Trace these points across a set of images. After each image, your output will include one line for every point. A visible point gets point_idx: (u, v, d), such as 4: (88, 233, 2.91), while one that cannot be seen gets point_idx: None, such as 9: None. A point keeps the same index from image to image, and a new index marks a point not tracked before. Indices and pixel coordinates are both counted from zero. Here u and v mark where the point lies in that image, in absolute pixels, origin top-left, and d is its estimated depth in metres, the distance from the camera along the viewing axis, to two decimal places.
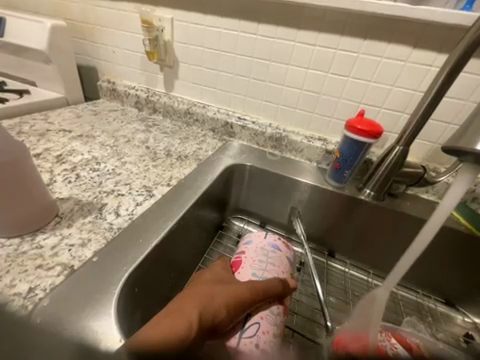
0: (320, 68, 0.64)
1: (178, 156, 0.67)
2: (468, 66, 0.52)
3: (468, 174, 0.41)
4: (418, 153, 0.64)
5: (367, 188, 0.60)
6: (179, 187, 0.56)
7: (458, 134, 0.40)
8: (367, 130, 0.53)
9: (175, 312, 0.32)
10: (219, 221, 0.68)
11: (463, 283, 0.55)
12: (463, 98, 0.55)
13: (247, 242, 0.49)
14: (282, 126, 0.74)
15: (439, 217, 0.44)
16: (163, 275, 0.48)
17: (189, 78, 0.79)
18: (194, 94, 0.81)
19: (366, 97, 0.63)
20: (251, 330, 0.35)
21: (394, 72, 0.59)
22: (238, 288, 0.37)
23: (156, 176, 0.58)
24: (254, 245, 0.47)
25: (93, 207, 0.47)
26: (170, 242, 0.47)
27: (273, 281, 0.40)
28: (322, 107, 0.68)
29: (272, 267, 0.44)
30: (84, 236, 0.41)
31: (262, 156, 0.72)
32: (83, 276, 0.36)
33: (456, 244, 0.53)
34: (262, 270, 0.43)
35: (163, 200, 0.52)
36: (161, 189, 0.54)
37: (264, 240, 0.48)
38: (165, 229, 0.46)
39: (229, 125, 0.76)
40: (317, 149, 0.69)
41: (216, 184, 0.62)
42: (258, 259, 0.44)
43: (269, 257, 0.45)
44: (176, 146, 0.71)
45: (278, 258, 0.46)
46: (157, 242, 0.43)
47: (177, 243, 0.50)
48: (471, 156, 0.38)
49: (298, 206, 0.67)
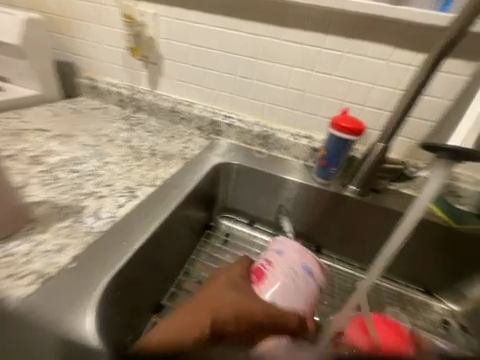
0: (305, 66, 0.65)
1: (163, 156, 0.66)
2: (447, 66, 0.56)
3: (443, 169, 0.43)
4: (400, 149, 0.65)
5: (352, 184, 0.63)
6: (164, 186, 0.55)
7: (435, 131, 0.42)
8: (350, 127, 0.56)
9: (187, 317, 0.38)
10: (206, 221, 0.68)
11: (441, 272, 0.58)
12: (439, 96, 0.58)
13: (279, 252, 0.46)
14: (270, 124, 0.74)
15: (417, 209, 0.46)
16: (148, 278, 0.47)
17: (172, 74, 0.77)
18: (179, 91, 0.79)
19: (350, 96, 0.65)
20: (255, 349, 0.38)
21: (376, 71, 0.60)
22: (250, 304, 0.40)
23: (140, 177, 0.57)
24: (286, 261, 0.45)
25: (71, 210, 0.45)
26: (155, 244, 0.46)
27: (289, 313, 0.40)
28: (308, 105, 0.69)
29: (297, 295, 0.42)
30: (63, 241, 0.40)
31: (249, 155, 0.71)
32: (63, 283, 0.35)
33: (435, 236, 0.56)
34: (283, 295, 0.42)
35: (146, 200, 0.50)
36: (145, 190, 0.53)
37: (298, 261, 0.45)
38: (149, 231, 0.45)
39: (216, 123, 0.76)
40: (303, 147, 0.70)
41: (203, 183, 0.61)
42: (285, 283, 0.42)
43: (299, 284, 0.43)
44: (160, 146, 0.69)
45: (307, 288, 0.44)
46: (140, 244, 0.42)
47: (161, 245, 0.49)
48: (448, 152, 0.40)
49: (285, 204, 0.67)
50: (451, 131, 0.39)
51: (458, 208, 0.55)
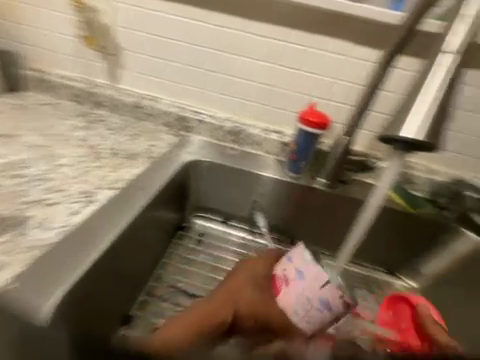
0: (272, 60, 0.66)
1: (125, 156, 0.61)
2: (400, 63, 0.62)
3: (395, 161, 0.48)
4: (363, 141, 0.69)
5: (322, 176, 0.66)
6: (130, 188, 0.54)
7: (389, 124, 0.45)
8: (316, 121, 0.59)
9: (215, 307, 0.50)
10: (177, 221, 0.66)
11: (401, 253, 0.62)
12: (393, 91, 0.64)
13: (299, 272, 0.47)
14: (242, 120, 0.73)
15: (377, 197, 0.51)
16: (111, 290, 0.48)
17: (132, 66, 0.71)
18: (142, 85, 0.73)
19: (317, 91, 0.66)
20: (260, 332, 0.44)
21: (337, 66, 0.64)
22: (270, 310, 0.48)
23: (99, 180, 0.54)
24: (306, 286, 0.46)
25: (13, 221, 0.46)
26: (112, 251, 0.46)
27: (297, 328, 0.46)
28: (276, 100, 0.69)
29: (309, 316, 0.46)
30: (4, 258, 0.41)
31: (221, 151, 0.70)
32: (8, 300, 0.38)
33: (397, 221, 0.60)
34: (300, 312, 0.46)
35: (105, 207, 0.50)
36: (104, 194, 0.52)
37: (318, 291, 0.45)
38: (105, 244, 0.45)
39: (185, 119, 0.72)
40: (274, 142, 0.71)
41: (173, 182, 0.60)
42: (297, 304, 0.46)
43: (311, 310, 0.46)
44: (123, 145, 0.65)
45: (320, 313, 0.46)
46: (93, 260, 0.43)
47: (121, 252, 0.48)
48: (403, 144, 0.43)
49: (259, 199, 0.67)
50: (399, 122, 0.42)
51: (414, 195, 0.61)
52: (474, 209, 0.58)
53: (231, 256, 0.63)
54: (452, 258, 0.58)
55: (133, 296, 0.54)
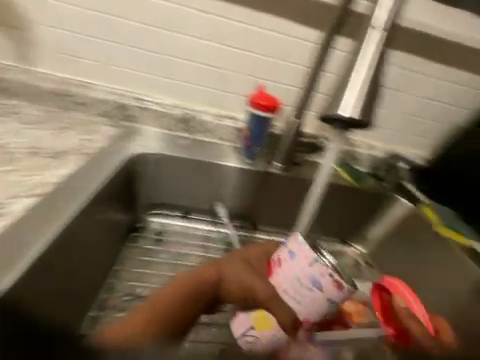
0: (216, 41, 0.64)
1: (51, 153, 0.50)
2: (339, 44, 0.65)
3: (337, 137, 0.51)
4: (311, 123, 0.72)
5: (276, 161, 0.65)
6: (59, 190, 0.44)
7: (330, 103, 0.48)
8: (266, 104, 0.58)
9: (196, 284, 0.42)
10: (129, 221, 0.60)
11: (351, 223, 0.67)
12: (332, 72, 0.67)
13: (291, 253, 0.40)
14: (191, 106, 0.69)
15: (324, 171, 0.53)
16: (48, 310, 0.38)
17: (61, 48, 0.64)
18: (69, 69, 0.65)
19: (264, 73, 0.66)
20: (240, 324, 0.43)
21: (282, 45, 0.64)
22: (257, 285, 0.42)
23: (14, 187, 0.42)
24: (297, 270, 0.39)
25: None
26: (45, 270, 0.37)
27: (283, 310, 0.40)
28: (225, 83, 0.67)
29: (298, 301, 0.39)
30: None
31: (170, 140, 0.64)
32: None
33: (346, 195, 0.66)
34: (290, 298, 0.40)
35: (25, 217, 0.39)
36: (22, 202, 0.40)
37: (310, 276, 0.38)
38: (32, 256, 0.35)
39: (125, 107, 0.66)
40: (228, 128, 0.69)
41: (114, 181, 0.52)
42: (288, 288, 0.40)
43: (301, 293, 0.39)
44: (48, 139, 0.53)
45: (312, 298, 0.39)
46: (18, 278, 0.33)
47: (59, 268, 0.40)
48: (341, 123, 0.47)
49: (219, 189, 0.65)
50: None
51: (357, 169, 0.67)
52: (406, 179, 0.67)
53: (195, 250, 0.60)
54: (391, 223, 0.65)
55: (83, 310, 0.47)
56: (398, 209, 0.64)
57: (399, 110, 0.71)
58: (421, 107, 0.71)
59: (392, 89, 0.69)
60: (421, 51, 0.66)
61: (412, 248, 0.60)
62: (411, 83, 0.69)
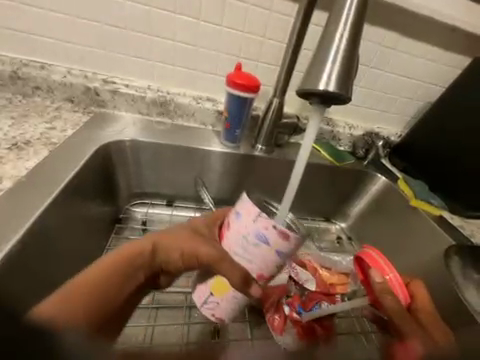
0: (190, 14, 0.58)
1: (10, 145, 0.45)
2: (318, 19, 0.63)
3: (318, 117, 0.41)
4: (293, 103, 0.72)
5: (259, 144, 0.64)
6: (22, 187, 0.39)
7: (306, 72, 0.40)
8: (246, 84, 0.54)
9: (132, 258, 0.36)
10: (111, 214, 0.57)
11: (333, 201, 0.70)
12: (310, 49, 0.66)
13: (237, 213, 0.37)
14: (166, 87, 0.65)
15: (304, 154, 0.45)
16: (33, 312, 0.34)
17: (7, 23, 0.56)
18: (23, 49, 0.58)
19: (243, 51, 0.63)
20: (201, 293, 0.40)
21: (261, 21, 0.60)
22: (202, 250, 0.37)
23: None
24: (243, 227, 0.36)
25: None
26: (19, 272, 0.33)
27: (233, 271, 0.36)
28: (203, 63, 0.63)
29: (247, 259, 0.36)
30: None
31: (148, 125, 0.62)
32: None
33: (328, 174, 0.68)
34: (240, 257, 0.36)
35: None
36: None
37: (256, 229, 0.35)
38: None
39: (93, 90, 0.60)
40: (209, 110, 0.65)
41: (86, 174, 0.48)
42: (237, 248, 0.36)
43: (250, 250, 0.36)
44: (5, 130, 0.47)
45: (261, 253, 0.36)
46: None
47: (35, 270, 0.36)
48: (319, 98, 0.39)
49: (202, 175, 0.63)
50: (320, 74, 0.38)
51: (338, 150, 0.70)
52: (384, 156, 0.73)
53: None
54: (369, 199, 0.69)
55: None
56: (375, 187, 0.68)
57: (375, 88, 0.72)
58: (396, 86, 0.73)
59: (369, 67, 0.69)
60: (398, 26, 0.65)
61: (386, 220, 0.64)
62: (387, 61, 0.69)
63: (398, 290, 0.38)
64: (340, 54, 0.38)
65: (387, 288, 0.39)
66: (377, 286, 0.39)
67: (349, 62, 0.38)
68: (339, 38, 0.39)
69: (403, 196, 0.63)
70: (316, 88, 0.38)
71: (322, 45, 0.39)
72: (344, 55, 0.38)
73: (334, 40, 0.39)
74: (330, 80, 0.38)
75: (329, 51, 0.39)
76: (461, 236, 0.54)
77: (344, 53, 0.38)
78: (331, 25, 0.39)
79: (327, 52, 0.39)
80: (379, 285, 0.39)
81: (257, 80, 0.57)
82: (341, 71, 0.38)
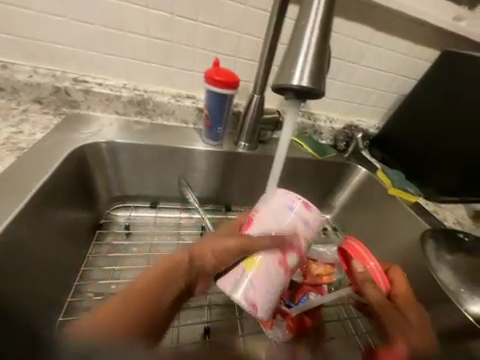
0: (163, 9, 0.55)
1: None
2: (293, 13, 0.63)
3: (294, 110, 0.43)
4: (274, 99, 0.72)
5: (242, 140, 0.63)
6: None
7: (281, 67, 0.40)
8: (224, 81, 0.52)
9: (171, 272, 0.38)
10: (91, 220, 0.54)
11: (317, 194, 0.72)
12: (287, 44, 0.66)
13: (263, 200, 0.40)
14: (141, 86, 0.62)
15: (283, 147, 0.46)
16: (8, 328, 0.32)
17: None
18: None
19: (221, 46, 0.61)
20: (226, 278, 0.36)
21: (238, 16, 0.59)
22: (229, 244, 0.36)
23: None
24: (270, 207, 0.38)
25: None
26: None
27: (264, 242, 0.35)
28: (180, 59, 0.61)
29: (275, 227, 0.37)
30: None
31: (126, 126, 0.60)
32: None
33: (311, 168, 0.68)
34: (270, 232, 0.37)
35: None
36: None
37: (283, 204, 0.37)
38: None
39: (63, 90, 0.57)
40: (189, 108, 0.64)
41: (60, 179, 0.45)
42: (266, 225, 0.37)
43: (279, 223, 0.37)
44: None
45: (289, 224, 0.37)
46: None
47: (7, 286, 0.33)
48: (294, 93, 0.40)
49: (185, 175, 0.62)
50: (295, 69, 0.38)
51: (320, 144, 0.71)
52: (364, 148, 0.75)
53: (168, 238, 0.57)
54: (351, 190, 0.71)
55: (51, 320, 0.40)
56: (356, 178, 0.70)
57: (352, 82, 0.74)
58: (372, 79, 0.75)
59: (346, 61, 0.71)
60: (372, 21, 0.66)
61: (369, 211, 0.66)
62: (363, 55, 0.71)
63: (378, 277, 0.40)
64: (311, 49, 0.38)
65: (369, 277, 0.40)
66: (360, 276, 0.40)
67: (322, 57, 0.39)
68: (311, 33, 0.39)
69: (382, 185, 0.65)
70: (289, 82, 0.38)
71: (294, 39, 0.39)
72: (315, 50, 0.38)
73: (306, 35, 0.39)
74: (303, 76, 0.38)
75: (301, 46, 0.39)
76: (436, 222, 0.57)
77: (316, 48, 0.39)
78: (302, 19, 0.39)
79: (299, 48, 0.39)
80: (362, 275, 0.40)
81: (236, 76, 0.56)
82: (314, 66, 0.38)
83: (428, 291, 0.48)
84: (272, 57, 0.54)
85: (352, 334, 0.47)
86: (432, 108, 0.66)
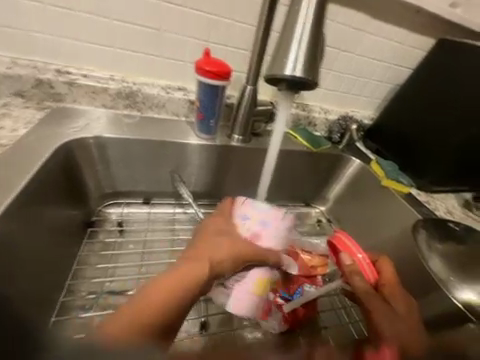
0: None
1: None
2: None
3: (287, 101, 0.42)
4: (268, 90, 0.70)
5: (235, 133, 0.62)
6: None
7: (273, 57, 0.38)
8: (215, 71, 0.50)
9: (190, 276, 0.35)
10: (81, 217, 0.53)
11: (312, 186, 0.72)
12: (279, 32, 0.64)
13: (261, 221, 0.40)
14: (130, 77, 0.60)
15: (278, 139, 0.45)
16: None
17: None
18: None
19: (212, 35, 0.59)
20: (237, 305, 0.38)
21: (229, 3, 0.57)
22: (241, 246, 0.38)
23: None
24: (269, 226, 0.40)
25: None
26: None
27: (269, 252, 0.39)
28: (168, 48, 0.59)
29: (278, 242, 0.40)
30: None
31: (116, 120, 0.57)
32: None
33: (305, 160, 0.68)
34: (276, 241, 0.40)
35: None
36: None
37: (280, 222, 0.40)
38: None
39: (46, 82, 0.54)
40: (180, 101, 0.62)
41: (45, 175, 0.43)
42: (268, 237, 0.40)
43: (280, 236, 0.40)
44: None
45: (285, 235, 0.41)
46: None
47: None
48: (286, 82, 0.39)
49: (178, 170, 0.61)
50: (287, 58, 0.37)
51: (314, 135, 0.70)
52: (358, 140, 0.75)
53: (161, 235, 0.56)
54: (346, 180, 0.71)
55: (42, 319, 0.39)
56: (350, 169, 0.70)
57: (345, 71, 0.73)
58: (366, 68, 0.74)
59: (340, 50, 0.69)
60: (366, 8, 0.65)
61: (364, 202, 0.66)
62: (356, 44, 0.69)
63: (366, 268, 0.41)
64: (305, 36, 0.37)
65: (357, 269, 0.41)
66: (347, 268, 0.41)
67: (315, 44, 0.37)
68: (303, 19, 0.37)
69: (375, 177, 0.65)
70: (283, 72, 0.37)
71: (286, 27, 0.38)
72: (309, 37, 0.37)
73: (298, 21, 0.37)
74: (296, 65, 0.36)
75: (293, 33, 0.37)
76: (428, 211, 0.58)
77: (310, 34, 0.37)
78: (295, 4, 0.38)
79: (292, 34, 0.37)
80: (349, 268, 0.41)
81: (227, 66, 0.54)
82: (308, 54, 0.37)
83: (419, 280, 0.49)
84: (265, 45, 0.52)
85: (346, 324, 0.48)
86: (426, 98, 0.66)
